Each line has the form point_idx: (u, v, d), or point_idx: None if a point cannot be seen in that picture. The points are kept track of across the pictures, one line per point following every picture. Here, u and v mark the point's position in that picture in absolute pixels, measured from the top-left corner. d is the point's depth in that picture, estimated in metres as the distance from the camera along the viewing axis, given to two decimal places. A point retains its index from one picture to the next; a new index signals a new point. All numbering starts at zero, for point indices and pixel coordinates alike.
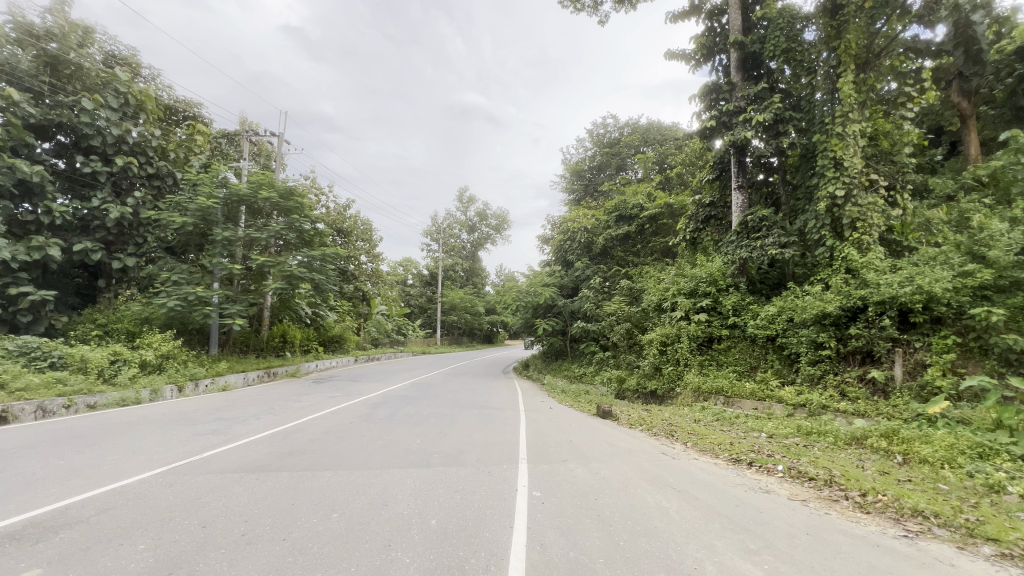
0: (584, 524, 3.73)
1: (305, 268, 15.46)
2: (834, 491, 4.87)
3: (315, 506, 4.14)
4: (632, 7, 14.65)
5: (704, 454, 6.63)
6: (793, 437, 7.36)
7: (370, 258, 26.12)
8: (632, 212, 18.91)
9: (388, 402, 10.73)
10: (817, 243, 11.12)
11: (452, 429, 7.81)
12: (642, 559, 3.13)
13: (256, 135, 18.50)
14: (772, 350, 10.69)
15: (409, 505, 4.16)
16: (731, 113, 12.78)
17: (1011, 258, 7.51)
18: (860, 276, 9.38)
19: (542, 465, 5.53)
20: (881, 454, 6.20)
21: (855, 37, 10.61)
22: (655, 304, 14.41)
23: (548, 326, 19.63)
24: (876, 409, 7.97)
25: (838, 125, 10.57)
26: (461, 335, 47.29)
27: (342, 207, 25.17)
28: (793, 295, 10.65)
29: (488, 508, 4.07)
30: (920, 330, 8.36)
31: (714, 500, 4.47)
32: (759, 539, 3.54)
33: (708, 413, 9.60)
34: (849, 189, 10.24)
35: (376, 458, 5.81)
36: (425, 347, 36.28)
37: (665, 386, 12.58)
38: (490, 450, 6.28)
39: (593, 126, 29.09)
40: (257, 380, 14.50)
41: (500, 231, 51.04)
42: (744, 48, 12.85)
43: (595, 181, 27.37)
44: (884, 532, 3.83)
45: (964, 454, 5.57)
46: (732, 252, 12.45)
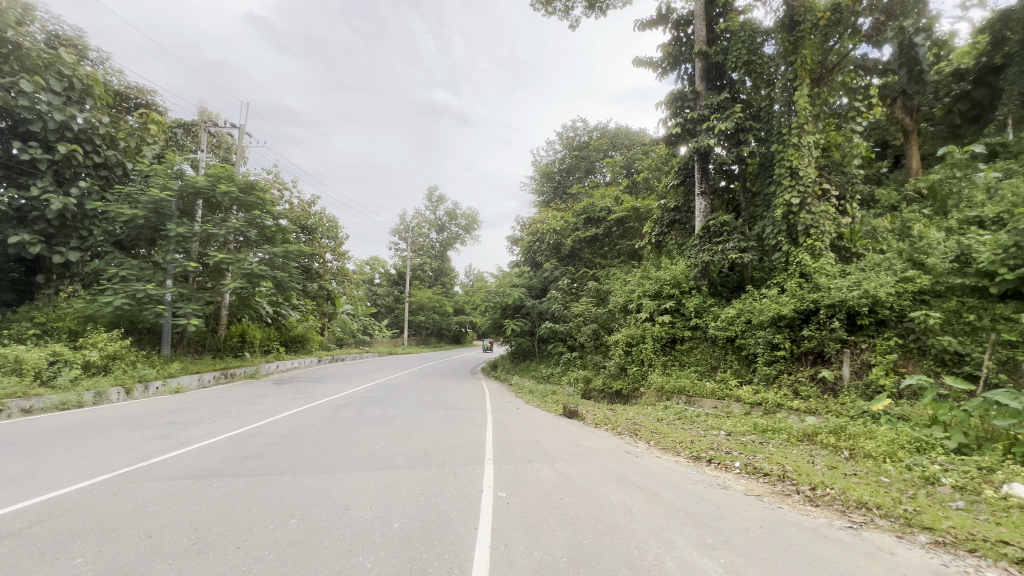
0: (549, 523, 3.76)
1: (266, 266, 14.91)
2: (786, 486, 5.08)
3: (274, 512, 4.01)
4: (602, 13, 14.96)
5: (666, 452, 6.79)
6: (750, 434, 7.64)
7: (335, 256, 25.48)
8: (600, 215, 19.25)
9: (353, 404, 10.53)
10: (774, 249, 11.60)
11: (418, 431, 7.71)
12: (605, 557, 3.18)
13: (216, 126, 17.76)
14: (731, 350, 11.08)
15: (372, 508, 4.08)
16: (695, 121, 13.23)
17: (946, 265, 8.10)
18: (813, 280, 9.87)
19: (508, 466, 5.54)
20: (830, 450, 6.52)
21: (809, 52, 11.25)
22: (621, 305, 14.74)
23: (516, 327, 19.66)
24: (826, 406, 8.35)
25: (794, 136, 11.11)
26: (429, 336, 46.78)
27: (307, 203, 24.43)
28: (751, 297, 11.10)
29: (453, 510, 4.04)
30: (866, 332, 8.85)
31: (674, 497, 4.59)
32: (716, 533, 3.66)
33: (670, 413, 9.80)
34: (803, 197, 10.77)
35: (338, 462, 5.67)
36: (392, 347, 35.72)
37: (630, 386, 12.81)
38: (456, 451, 6.24)
39: (564, 128, 29.37)
40: (213, 381, 13.89)
41: (470, 231, 50.71)
42: (708, 59, 13.33)
43: (564, 183, 27.65)
44: (831, 524, 4.03)
45: (904, 448, 5.93)
46: (695, 256, 12.85)
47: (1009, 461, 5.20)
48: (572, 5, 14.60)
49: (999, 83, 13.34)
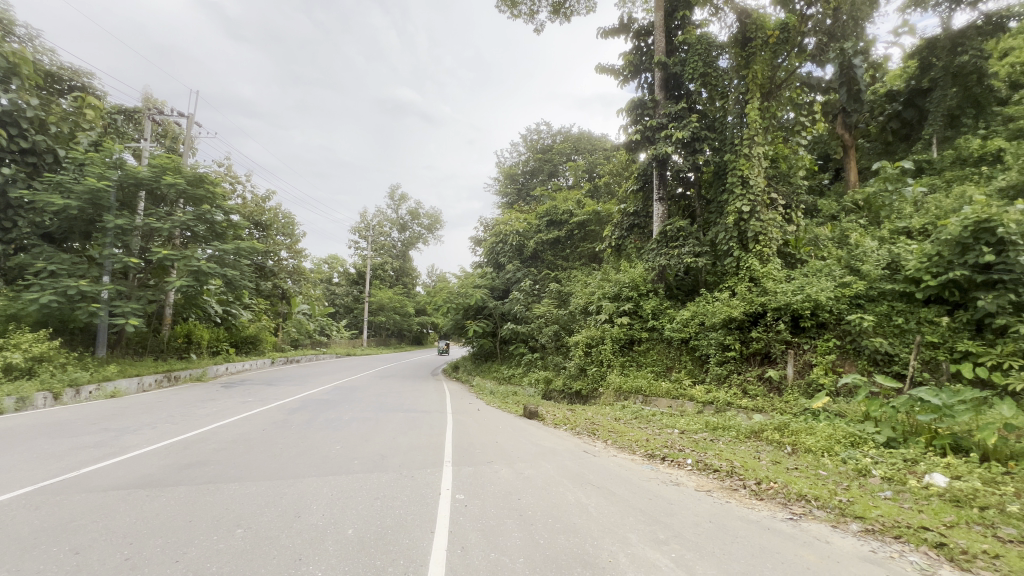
0: (506, 524, 3.76)
1: (216, 263, 14.18)
2: (734, 481, 5.31)
3: (219, 522, 3.81)
4: (566, 19, 15.18)
5: (622, 450, 6.96)
6: (701, 432, 7.93)
7: (291, 254, 24.62)
8: (562, 218, 19.58)
9: (307, 407, 10.16)
10: (726, 254, 12.11)
11: (375, 434, 7.53)
12: (561, 556, 3.22)
13: (161, 114, 16.73)
14: (685, 351, 11.47)
15: (325, 515, 3.96)
16: (654, 128, 13.65)
17: (879, 271, 8.90)
18: (761, 284, 10.36)
19: (467, 468, 5.50)
20: (774, 445, 6.88)
21: (760, 68, 11.85)
22: (582, 307, 15.06)
23: (478, 328, 19.54)
24: (771, 404, 8.76)
25: (745, 147, 11.68)
26: (390, 336, 45.96)
27: (261, 198, 23.42)
28: (705, 300, 11.56)
29: (410, 514, 3.98)
30: (808, 334, 9.38)
31: (629, 494, 4.72)
32: (668, 529, 3.77)
33: (627, 412, 10.02)
34: (753, 205, 11.34)
35: (290, 467, 5.45)
36: (351, 349, 34.77)
37: (589, 386, 13.02)
38: (415, 454, 6.14)
39: (528, 131, 29.59)
40: (155, 385, 13.01)
41: (432, 231, 50.05)
42: (667, 69, 13.77)
43: (527, 186, 27.82)
44: (773, 517, 4.24)
45: (839, 443, 6.33)
46: (653, 259, 13.27)
47: (931, 453, 5.65)
48: (537, 9, 14.76)
49: (926, 105, 14.59)
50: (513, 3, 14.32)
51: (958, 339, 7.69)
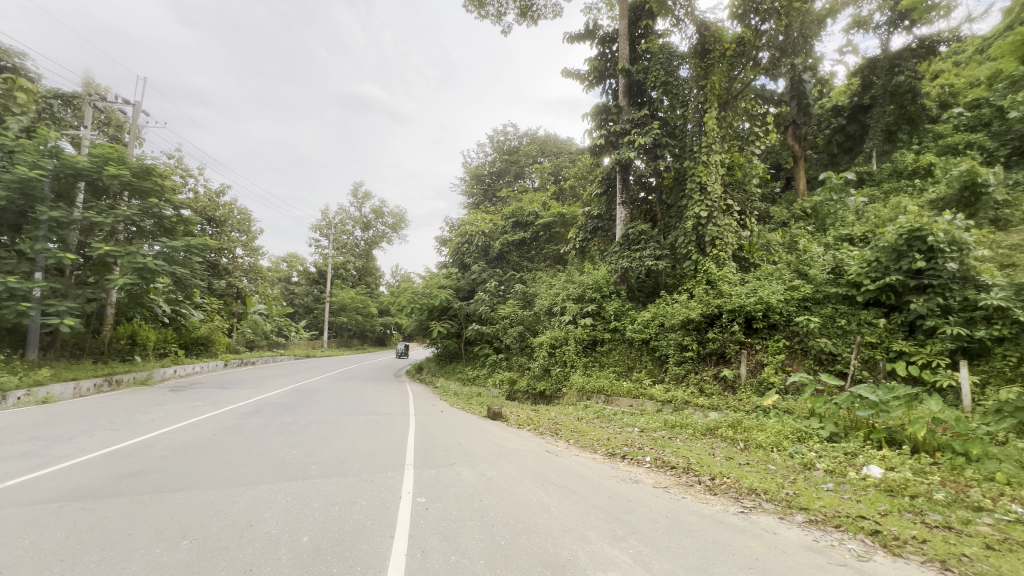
0: (467, 526, 3.73)
1: (164, 260, 13.42)
2: (690, 477, 5.49)
3: (162, 534, 3.60)
4: (534, 22, 15.28)
5: (584, 450, 7.05)
6: (660, 430, 8.16)
7: (247, 251, 23.66)
8: (528, 219, 20.00)
9: (263, 411, 9.76)
10: (684, 257, 12.52)
11: (335, 437, 7.33)
12: (521, 556, 3.23)
13: (104, 100, 15.71)
14: (646, 352, 11.76)
15: (279, 523, 3.82)
16: (617, 134, 13.97)
17: (824, 275, 9.45)
18: (717, 287, 10.76)
19: (429, 470, 5.43)
20: (728, 442, 7.16)
21: (717, 79, 12.37)
22: (546, 308, 15.23)
23: (443, 328, 19.34)
24: (726, 402, 9.08)
25: (704, 154, 12.14)
26: (351, 338, 44.99)
27: (215, 192, 22.39)
28: (664, 302, 11.92)
29: (368, 519, 3.90)
30: (760, 335, 9.81)
31: (590, 492, 4.79)
32: (627, 526, 3.86)
33: (590, 411, 10.19)
34: (711, 211, 11.79)
35: (243, 474, 5.22)
36: (311, 350, 33.64)
37: (553, 386, 13.09)
38: (375, 457, 6.02)
39: (495, 132, 29.61)
40: (94, 390, 12.15)
41: (397, 230, 49.11)
42: (630, 76, 14.11)
43: (494, 186, 27.78)
44: (726, 511, 4.41)
45: (787, 438, 6.67)
46: (615, 261, 13.58)
47: (869, 446, 6.03)
48: (504, 11, 14.79)
49: (867, 120, 15.61)
50: (481, 4, 14.30)
51: (894, 339, 8.25)
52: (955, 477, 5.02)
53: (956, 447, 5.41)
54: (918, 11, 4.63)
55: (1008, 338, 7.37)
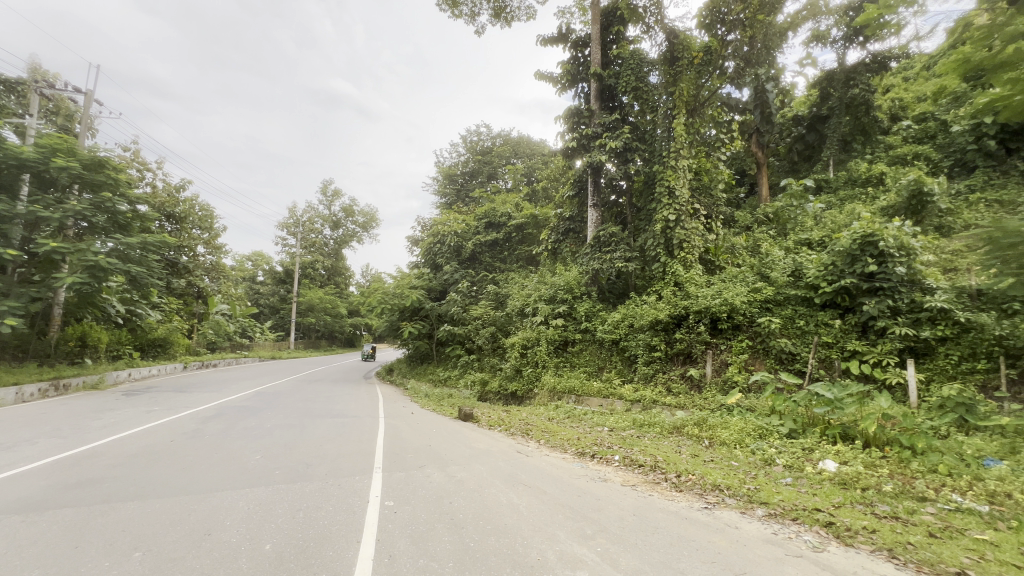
0: (437, 529, 3.70)
1: (118, 258, 12.77)
2: (657, 474, 5.61)
3: (112, 546, 3.42)
4: (507, 24, 15.35)
5: (554, 449, 7.08)
6: (629, 429, 8.28)
7: (209, 249, 22.79)
8: (501, 220, 20.17)
9: (224, 415, 9.39)
10: (653, 259, 12.79)
11: (300, 441, 7.12)
12: (491, 558, 3.22)
13: (53, 88, 14.83)
14: (616, 352, 11.94)
15: (239, 531, 3.68)
16: (589, 137, 14.16)
17: (784, 277, 9.84)
18: (684, 288, 11.04)
19: (398, 473, 5.35)
20: (693, 439, 7.35)
21: (686, 86, 12.72)
22: (519, 309, 15.31)
23: (414, 329, 19.10)
24: (692, 401, 9.31)
25: (672, 159, 12.44)
26: (319, 339, 43.94)
27: (175, 187, 21.50)
28: (634, 303, 12.17)
29: (334, 525, 3.81)
30: (725, 335, 10.10)
31: (559, 492, 4.83)
32: (595, 524, 3.90)
33: (561, 412, 10.26)
34: (679, 214, 12.11)
35: (202, 482, 5.00)
36: (276, 351, 32.62)
37: (525, 387, 13.05)
38: (343, 461, 5.89)
39: (468, 132, 29.51)
40: (38, 395, 11.42)
41: (367, 229, 48.19)
42: (602, 80, 14.31)
43: (466, 187, 27.69)
44: (691, 507, 4.53)
45: (749, 435, 6.90)
46: (587, 263, 13.76)
47: (825, 441, 6.30)
48: (478, 11, 14.79)
49: (824, 130, 16.35)
50: (454, 4, 14.24)
51: (848, 339, 8.66)
52: (902, 470, 5.30)
53: (904, 442, 5.72)
54: (871, 28, 4.86)
55: (950, 338, 7.82)
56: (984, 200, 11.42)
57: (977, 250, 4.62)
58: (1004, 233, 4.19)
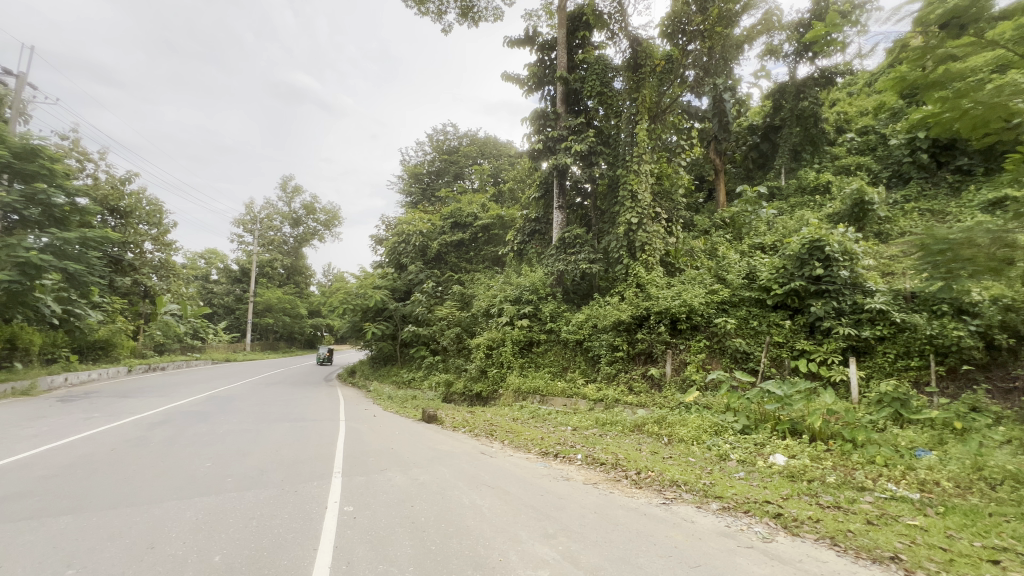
0: (397, 534, 3.64)
1: (52, 254, 11.90)
2: (618, 472, 5.73)
3: (41, 564, 3.17)
4: (474, 24, 15.32)
5: (518, 450, 7.12)
6: (591, 428, 8.43)
7: (157, 246, 21.58)
8: (467, 220, 20.20)
9: (172, 421, 8.89)
10: (616, 261, 13.08)
11: (255, 447, 6.84)
12: (452, 560, 3.20)
13: None
14: (580, 352, 12.13)
15: (186, 543, 3.50)
16: (554, 139, 14.29)
17: (739, 280, 10.27)
18: (646, 290, 11.34)
19: (358, 477, 5.22)
20: (653, 437, 7.56)
21: (648, 93, 13.07)
22: (484, 309, 15.32)
23: (378, 330, 18.68)
24: (652, 399, 9.53)
25: (635, 163, 12.71)
26: (277, 340, 42.36)
27: (120, 179, 20.25)
28: (598, 304, 12.40)
29: (290, 533, 3.68)
30: (684, 335, 10.44)
31: (523, 492, 4.85)
32: (557, 523, 3.94)
33: (525, 412, 10.29)
34: (641, 218, 12.42)
35: (145, 492, 4.72)
36: (231, 353, 31.17)
37: (489, 388, 12.98)
38: (300, 467, 5.69)
39: (434, 131, 29.22)
40: None
41: (330, 227, 46.92)
42: (568, 84, 14.47)
43: (432, 186, 27.41)
44: (650, 503, 4.64)
45: (706, 432, 7.15)
46: (552, 264, 13.96)
47: (775, 436, 6.60)
48: (445, 10, 14.69)
49: (776, 140, 17.20)
50: (421, 1, 14.08)
51: (797, 339, 9.12)
52: (843, 461, 5.63)
53: (846, 435, 6.09)
54: (820, 44, 5.12)
55: (888, 337, 8.34)
56: (917, 210, 12.35)
57: (911, 256, 4.98)
58: (934, 239, 4.54)
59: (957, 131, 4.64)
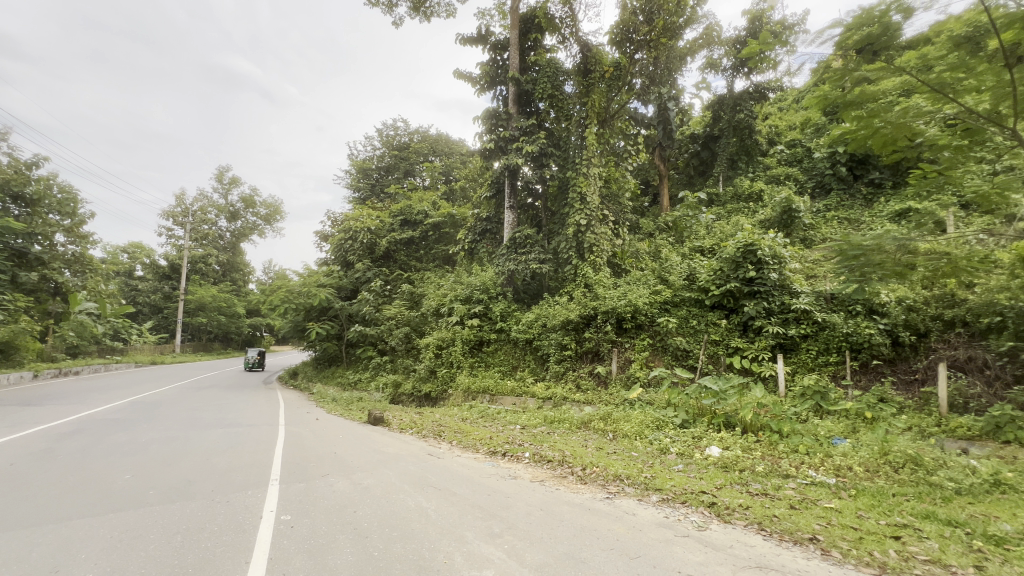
0: (338, 541, 3.51)
1: None
2: (564, 469, 5.83)
3: None
4: (426, 19, 15.09)
5: (466, 450, 7.08)
6: (540, 425, 8.54)
7: (71, 237, 19.58)
8: (417, 218, 19.91)
9: (85, 431, 8.08)
10: (565, 262, 13.34)
11: (183, 456, 6.36)
12: (394, 565, 3.12)
13: None
14: (529, 352, 12.26)
15: (98, 564, 3.19)
16: (506, 140, 14.37)
17: (680, 281, 10.76)
18: (594, 290, 11.65)
19: (297, 484, 4.99)
20: (599, 433, 7.76)
21: (597, 98, 13.46)
22: (434, 309, 15.11)
23: (322, 330, 17.94)
24: (599, 397, 9.76)
25: (584, 166, 13.00)
26: (211, 341, 39.64)
27: (25, 163, 18.31)
28: (547, 304, 12.60)
29: (219, 547, 3.46)
30: (629, 334, 10.80)
31: (469, 492, 4.82)
32: (503, 522, 3.94)
33: (474, 411, 10.28)
34: (589, 219, 12.73)
35: (50, 510, 4.26)
36: (158, 355, 28.86)
37: (438, 388, 12.79)
38: (233, 475, 5.35)
39: (384, 126, 28.48)
40: None
41: (271, 222, 44.58)
42: (520, 85, 14.54)
43: (382, 182, 26.57)
44: (594, 497, 4.77)
45: (648, 427, 7.44)
46: (502, 264, 14.04)
47: (711, 429, 6.97)
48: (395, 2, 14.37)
49: (715, 149, 18.19)
50: None
51: (731, 337, 9.68)
52: (771, 451, 6.03)
53: (773, 426, 6.54)
54: (754, 60, 5.45)
55: (810, 335, 9.01)
56: (836, 218, 13.51)
57: (831, 260, 5.40)
58: (850, 245, 4.93)
59: (871, 147, 5.11)
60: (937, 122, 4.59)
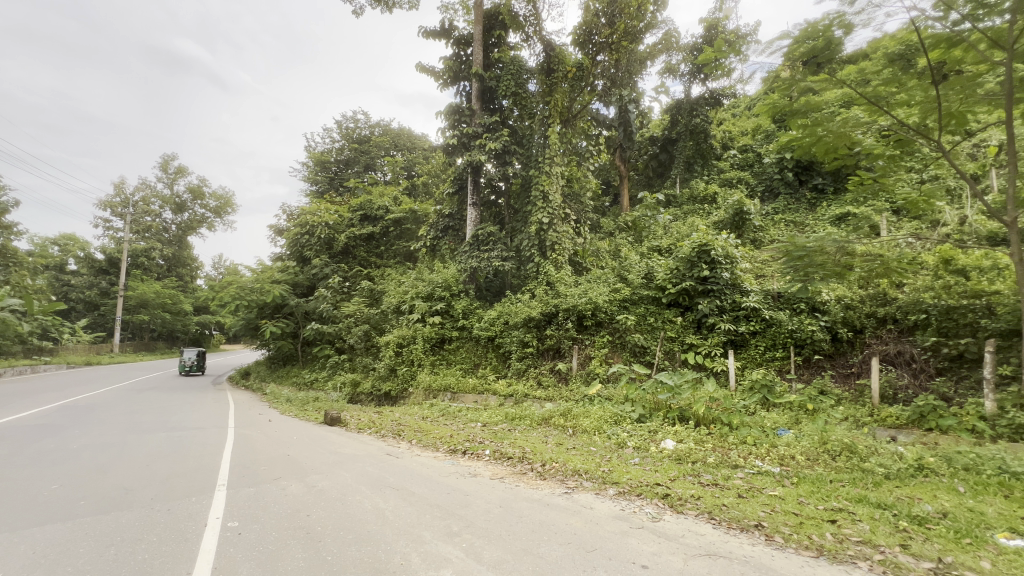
0: (289, 546, 3.38)
1: None
2: (524, 465, 5.86)
3: None
4: (388, 10, 14.74)
5: (426, 449, 6.97)
6: (501, 422, 8.55)
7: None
8: (378, 213, 19.44)
9: (6, 437, 7.40)
10: (528, 259, 13.43)
11: (120, 462, 5.94)
12: (349, 569, 3.05)
13: None
14: (491, 349, 12.27)
15: None
16: (469, 136, 14.29)
17: (638, 279, 11.04)
18: (555, 288, 11.78)
19: (245, 489, 4.76)
20: (559, 428, 7.85)
21: (560, 98, 13.59)
22: (394, 306, 14.82)
23: (276, 328, 17.24)
24: (559, 393, 9.87)
25: (546, 164, 13.07)
26: (153, 341, 37.26)
27: None
28: (509, 301, 12.63)
29: (158, 558, 3.26)
30: (589, 331, 10.98)
31: (428, 492, 4.76)
32: (462, 521, 3.92)
33: (435, 409, 10.23)
34: (552, 218, 12.81)
35: None
36: (94, 355, 26.88)
37: (398, 387, 12.54)
38: (176, 482, 5.05)
39: (343, 118, 27.61)
40: None
41: (221, 215, 42.36)
42: (483, 81, 14.45)
43: (341, 175, 25.76)
44: (553, 493, 4.82)
45: (607, 422, 7.59)
46: (465, 261, 13.94)
47: (667, 423, 7.20)
48: None
49: (673, 152, 18.75)
50: None
51: (686, 333, 10.02)
52: (721, 443, 6.29)
53: (724, 419, 6.84)
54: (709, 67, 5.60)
55: (759, 331, 9.48)
56: (783, 221, 14.25)
57: (778, 261, 5.67)
58: (796, 247, 5.18)
59: (815, 155, 5.39)
60: (873, 133, 4.95)
